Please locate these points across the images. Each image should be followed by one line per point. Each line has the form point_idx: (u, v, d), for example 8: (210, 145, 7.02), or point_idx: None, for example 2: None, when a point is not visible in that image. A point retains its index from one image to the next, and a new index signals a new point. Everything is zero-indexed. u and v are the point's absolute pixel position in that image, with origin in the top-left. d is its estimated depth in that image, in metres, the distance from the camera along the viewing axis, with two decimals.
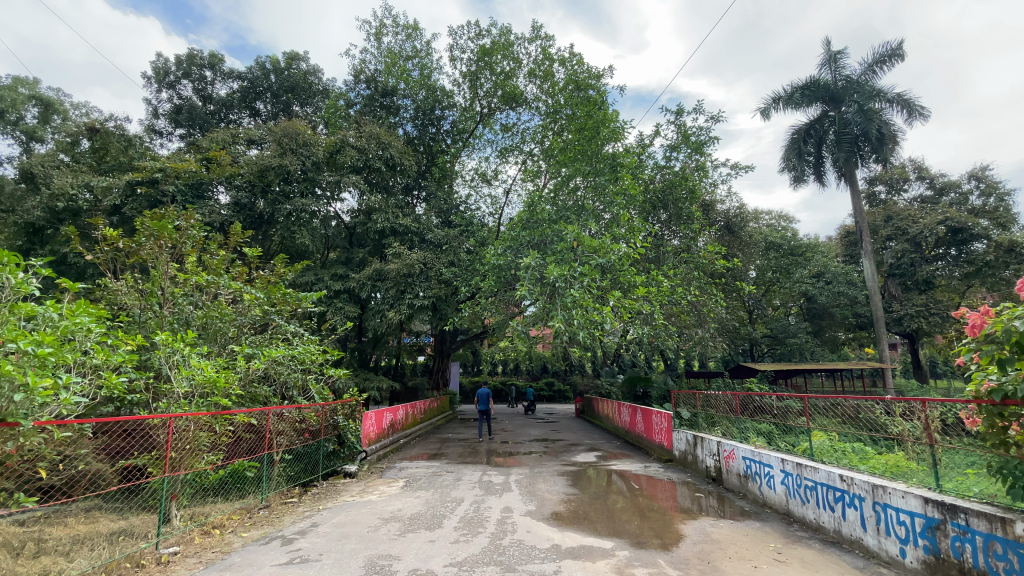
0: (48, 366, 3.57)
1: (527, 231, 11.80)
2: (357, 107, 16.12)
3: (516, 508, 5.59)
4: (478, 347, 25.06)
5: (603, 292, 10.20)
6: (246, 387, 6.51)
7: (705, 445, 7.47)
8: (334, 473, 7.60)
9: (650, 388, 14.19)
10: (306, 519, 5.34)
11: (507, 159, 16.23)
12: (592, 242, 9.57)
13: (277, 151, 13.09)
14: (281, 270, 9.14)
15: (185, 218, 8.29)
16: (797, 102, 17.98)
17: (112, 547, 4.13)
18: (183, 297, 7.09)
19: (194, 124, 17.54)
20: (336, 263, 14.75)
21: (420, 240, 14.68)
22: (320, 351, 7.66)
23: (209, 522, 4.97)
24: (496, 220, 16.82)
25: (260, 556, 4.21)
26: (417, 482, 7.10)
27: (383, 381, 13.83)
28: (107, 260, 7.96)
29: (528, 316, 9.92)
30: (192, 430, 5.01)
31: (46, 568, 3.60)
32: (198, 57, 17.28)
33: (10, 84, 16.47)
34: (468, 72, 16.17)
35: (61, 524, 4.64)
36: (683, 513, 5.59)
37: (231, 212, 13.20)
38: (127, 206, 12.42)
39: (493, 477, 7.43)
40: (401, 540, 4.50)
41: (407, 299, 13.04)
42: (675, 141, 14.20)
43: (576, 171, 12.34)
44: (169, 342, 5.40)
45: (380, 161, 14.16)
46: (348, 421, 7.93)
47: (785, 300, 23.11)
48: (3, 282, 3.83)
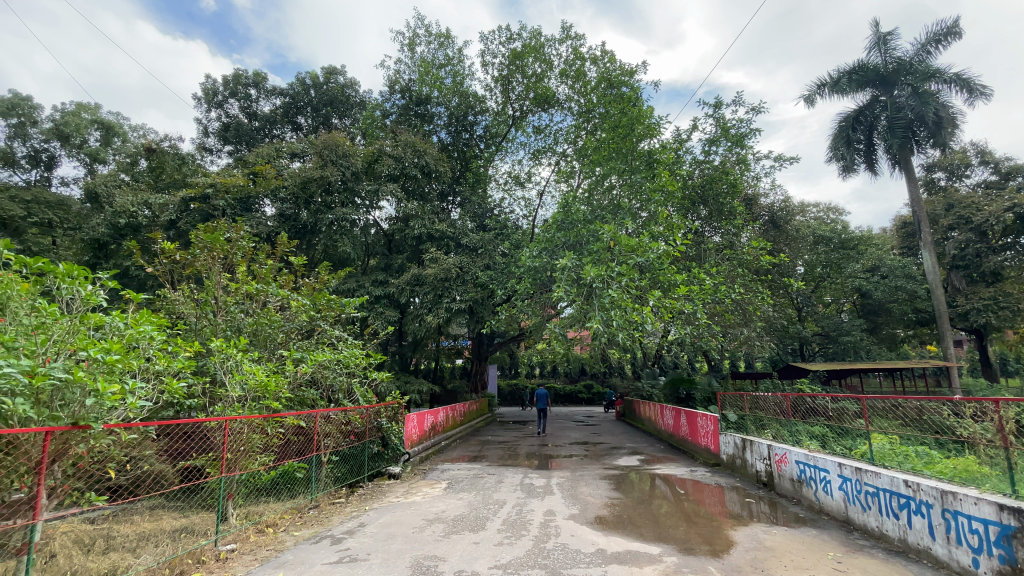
0: (116, 372, 3.78)
1: (562, 232, 11.73)
2: (392, 117, 16.53)
3: (559, 512, 5.54)
4: (515, 351, 25.09)
5: (642, 292, 9.99)
6: (294, 391, 6.75)
7: (755, 448, 7.17)
8: (379, 474, 7.79)
9: (693, 390, 13.83)
10: (353, 519, 5.47)
11: (540, 160, 16.26)
12: (630, 241, 9.37)
13: (318, 163, 13.58)
14: (324, 277, 9.42)
15: (235, 230, 8.68)
16: (844, 87, 17.08)
17: (174, 544, 4.36)
18: (235, 305, 7.43)
19: (241, 141, 18.45)
20: (376, 270, 15.12)
21: (456, 245, 14.86)
22: (363, 355, 7.84)
23: (263, 521, 5.19)
24: (530, 222, 16.84)
25: (311, 554, 4.34)
26: (458, 484, 7.16)
27: (423, 385, 14.05)
28: (164, 272, 8.41)
29: (565, 318, 9.81)
30: (245, 432, 5.21)
31: (115, 564, 3.83)
32: (243, 77, 18.17)
33: (74, 111, 17.74)
34: (499, 76, 16.24)
35: (128, 521, 4.92)
36: (733, 519, 5.39)
37: (277, 223, 13.68)
38: (182, 221, 13.15)
39: (534, 480, 7.40)
40: (445, 541, 4.53)
41: (444, 304, 13.15)
42: (713, 135, 13.81)
43: (610, 170, 12.18)
44: (223, 349, 5.64)
45: (416, 169, 14.43)
46: (391, 424, 8.08)
47: (837, 296, 22.02)
48: (74, 294, 4.12)
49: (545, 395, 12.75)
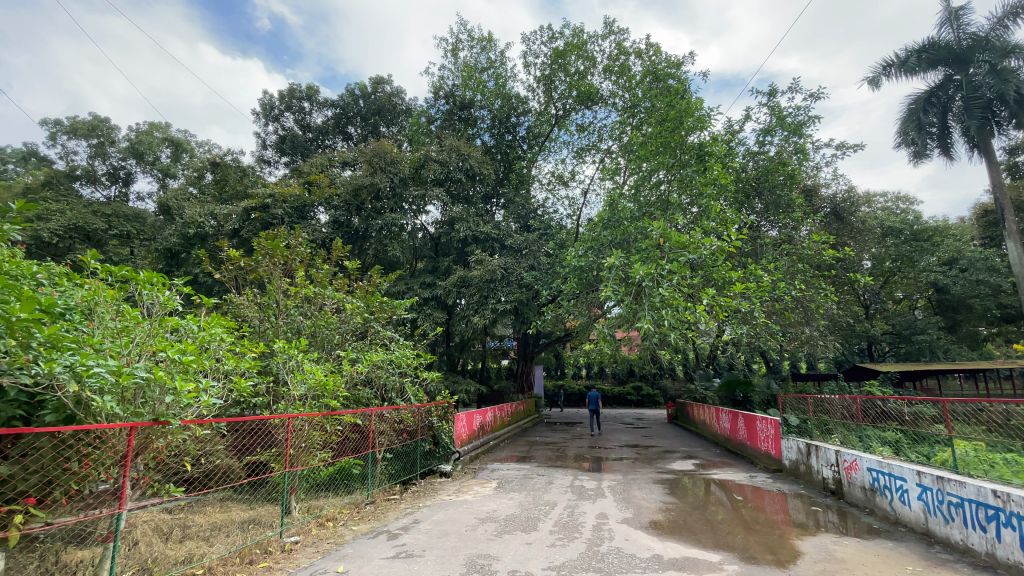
0: (191, 372, 4.04)
1: (608, 230, 11.58)
2: (437, 123, 16.86)
3: (611, 515, 5.44)
4: (561, 351, 24.91)
5: (694, 290, 9.69)
6: (350, 390, 7.00)
7: (821, 454, 6.77)
8: (431, 472, 7.93)
9: (750, 392, 13.26)
10: (408, 516, 5.60)
11: (584, 159, 16.13)
12: (682, 238, 9.09)
13: (368, 170, 14.09)
14: (376, 280, 9.70)
15: (294, 237, 9.13)
16: (914, 67, 15.68)
17: (244, 534, 4.62)
18: (295, 308, 7.78)
19: (296, 152, 19.34)
20: (424, 272, 15.45)
21: (500, 247, 14.91)
22: (415, 356, 8.02)
23: (323, 515, 5.39)
24: (575, 222, 16.74)
25: (369, 549, 4.47)
26: (509, 484, 7.18)
27: (470, 385, 14.24)
28: (231, 278, 8.93)
29: (614, 318, 9.63)
30: (306, 429, 5.44)
31: (191, 552, 4.10)
32: (298, 91, 19.08)
33: (148, 130, 19.19)
34: (542, 76, 16.20)
35: (201, 512, 5.25)
36: (797, 528, 5.10)
37: (331, 230, 14.20)
38: (244, 230, 13.92)
39: (585, 482, 7.32)
40: (498, 541, 4.55)
41: (491, 304, 13.24)
42: (768, 125, 13.22)
43: (658, 166, 11.90)
44: (286, 350, 5.93)
45: (461, 172, 14.66)
46: (442, 422, 8.23)
47: (908, 292, 20.48)
48: (154, 299, 4.46)
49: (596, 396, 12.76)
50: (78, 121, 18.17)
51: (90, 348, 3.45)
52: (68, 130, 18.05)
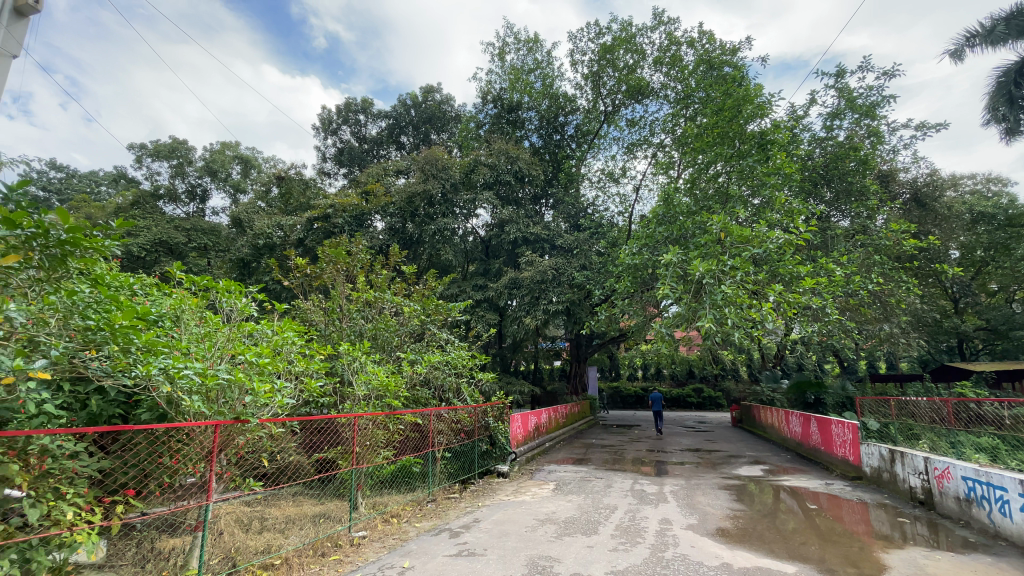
0: (266, 373, 4.29)
1: (663, 226, 11.26)
2: (485, 127, 17.07)
3: (675, 521, 5.28)
4: (615, 351, 24.50)
5: (759, 286, 9.23)
6: (410, 390, 7.23)
7: (907, 461, 6.24)
8: (488, 472, 8.02)
9: (822, 395, 12.45)
10: (468, 514, 5.69)
11: (635, 154, 15.79)
12: (745, 232, 8.70)
13: (421, 177, 14.50)
14: (432, 284, 9.94)
15: (355, 244, 9.54)
16: (1001, 37, 14.09)
17: (316, 528, 4.87)
18: (357, 312, 8.13)
19: (354, 163, 20.18)
20: (476, 275, 15.68)
21: (551, 247, 14.85)
22: (470, 356, 8.15)
23: (388, 511, 5.59)
24: (627, 219, 16.42)
25: (432, 546, 4.58)
26: (567, 486, 7.13)
27: (525, 385, 14.29)
28: (298, 285, 9.45)
29: (673, 317, 9.32)
30: (370, 428, 5.67)
31: (270, 542, 4.37)
32: (353, 105, 19.96)
33: (220, 149, 20.67)
34: (590, 73, 16.02)
35: (276, 505, 5.57)
36: (881, 540, 4.73)
37: (387, 237, 14.55)
38: (308, 239, 14.70)
39: (646, 486, 7.15)
40: (559, 543, 4.53)
41: (543, 305, 13.18)
42: (835, 108, 12.42)
43: (716, 157, 11.41)
44: (350, 352, 6.21)
45: (510, 175, 14.76)
46: (498, 423, 8.29)
47: (1005, 283, 18.50)
48: (233, 306, 4.80)
49: (658, 398, 13.23)
50: (160, 144, 19.84)
51: (179, 352, 3.75)
52: (152, 152, 19.76)
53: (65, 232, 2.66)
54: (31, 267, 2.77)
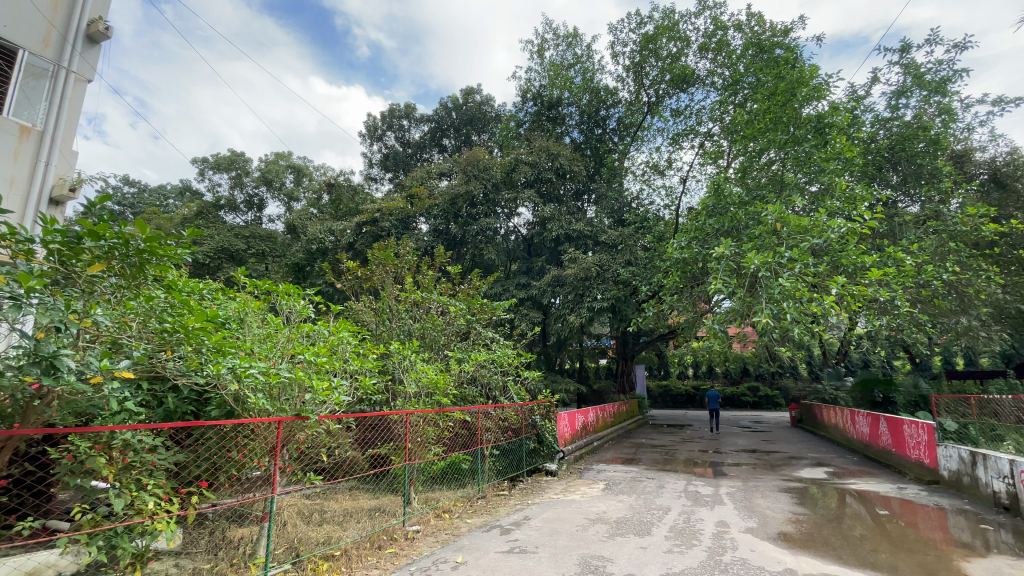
0: (323, 372, 4.47)
1: (713, 218, 10.89)
2: (526, 125, 17.05)
3: (733, 524, 5.09)
4: (663, 349, 23.93)
5: (819, 278, 8.74)
6: (458, 388, 7.34)
7: (990, 464, 5.74)
8: (537, 470, 8.02)
9: (892, 393, 11.66)
10: (519, 512, 5.71)
11: (681, 144, 15.33)
12: (804, 221, 8.27)
13: (463, 179, 14.69)
14: (476, 283, 10.04)
15: (403, 246, 9.78)
16: None
17: (372, 521, 5.03)
18: (406, 312, 8.33)
19: (398, 167, 20.70)
20: (519, 273, 15.72)
21: (595, 243, 14.64)
22: (516, 355, 8.17)
23: (440, 506, 5.70)
24: (673, 212, 15.99)
25: (484, 542, 4.63)
26: (618, 486, 7.03)
27: (570, 384, 14.20)
28: (350, 288, 9.79)
29: (725, 313, 8.97)
30: (421, 424, 5.83)
31: (330, 534, 4.56)
32: (397, 111, 20.51)
33: (274, 159, 21.73)
34: (631, 65, 15.70)
35: (334, 498, 5.80)
36: (962, 548, 4.38)
37: (432, 238, 14.86)
38: (357, 243, 15.22)
39: (700, 487, 6.94)
40: (611, 543, 4.47)
41: (587, 303, 13.01)
42: (900, 86, 11.59)
43: (768, 144, 10.88)
44: (400, 350, 6.38)
45: (552, 172, 14.69)
46: (545, 421, 8.26)
47: None
48: (293, 308, 5.04)
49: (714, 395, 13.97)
50: (220, 157, 21.08)
51: (246, 352, 3.97)
52: (213, 165, 21.03)
53: (142, 241, 2.85)
54: (114, 274, 3.00)
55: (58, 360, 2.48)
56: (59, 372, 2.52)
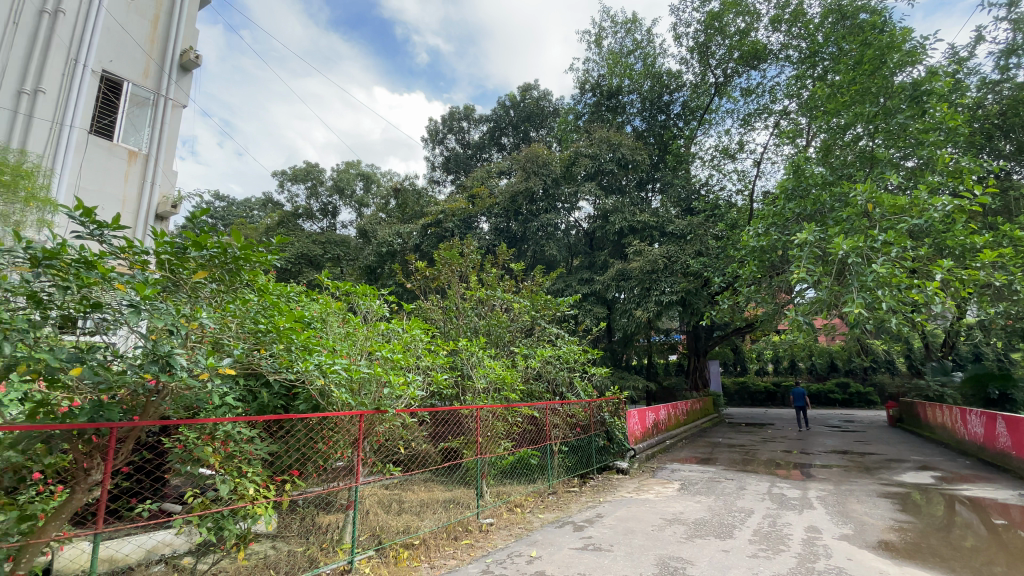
0: (399, 367, 4.67)
1: (793, 202, 10.15)
2: (585, 117, 16.74)
3: (825, 530, 4.74)
4: (738, 343, 22.74)
5: (919, 263, 7.90)
6: (526, 385, 7.39)
7: None
8: (607, 468, 7.90)
9: (1011, 390, 10.36)
10: (591, 509, 5.65)
11: (752, 125, 14.46)
12: (900, 200, 7.50)
13: (523, 175, 14.75)
14: (540, 279, 10.02)
15: (467, 245, 9.99)
16: None
17: (447, 512, 5.19)
18: (471, 310, 8.47)
19: (460, 168, 21.14)
20: (582, 268, 15.52)
21: (661, 234, 14.16)
22: (582, 351, 8.08)
23: (512, 500, 5.77)
24: (746, 198, 15.12)
25: (558, 537, 4.63)
26: (694, 486, 6.77)
27: (639, 380, 13.86)
28: (419, 287, 10.14)
29: (809, 303, 8.33)
30: (491, 419, 5.97)
31: (408, 523, 4.75)
32: (457, 113, 20.99)
33: (345, 168, 22.92)
34: (695, 45, 15.01)
35: (410, 489, 6.04)
36: None
37: (493, 236, 15.09)
38: (423, 244, 15.75)
39: (785, 489, 6.52)
40: (690, 545, 4.30)
41: (654, 297, 12.62)
42: (1015, 42, 10.20)
43: (854, 118, 9.99)
44: (468, 347, 6.53)
45: (613, 163, 14.33)
46: (614, 419, 8.09)
47: None
48: (370, 308, 5.31)
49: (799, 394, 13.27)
50: (297, 169, 22.55)
51: (329, 349, 4.23)
52: (291, 177, 22.55)
53: (238, 249, 3.11)
54: (214, 281, 3.27)
55: (172, 359, 2.77)
56: (173, 368, 2.81)
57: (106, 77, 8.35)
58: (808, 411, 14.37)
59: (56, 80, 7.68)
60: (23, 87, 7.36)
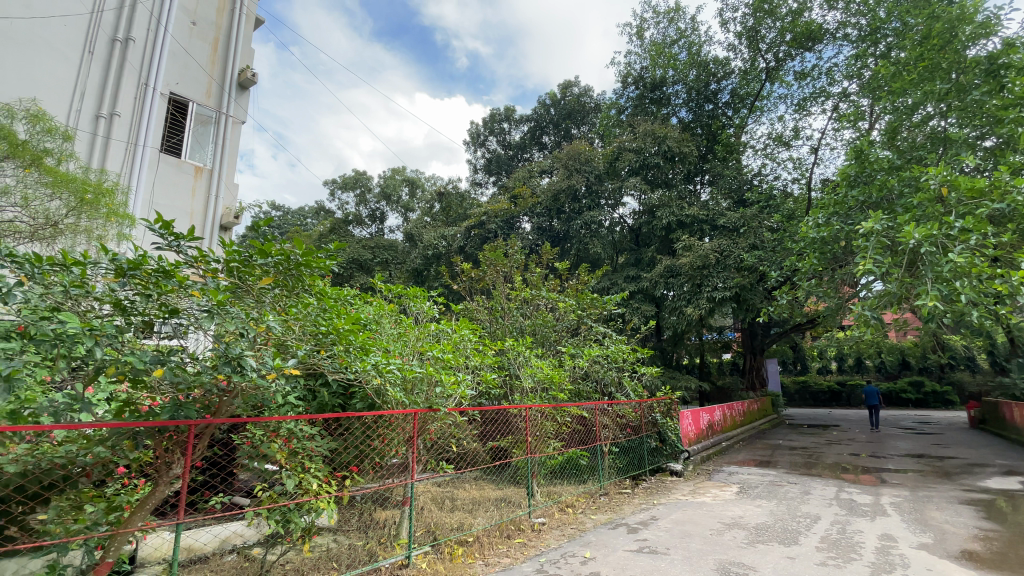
0: (449, 366, 4.77)
1: (856, 189, 9.54)
2: (627, 111, 16.40)
3: (901, 538, 4.42)
4: (798, 341, 21.64)
5: (1004, 249, 7.23)
6: (574, 385, 7.33)
7: None
8: (660, 470, 7.72)
9: None
10: (645, 511, 5.54)
11: (808, 110, 13.72)
12: (979, 183, 6.89)
13: (566, 173, 14.68)
14: (585, 278, 9.95)
15: (512, 246, 10.04)
16: None
17: (499, 511, 5.24)
18: (517, 310, 8.50)
19: (501, 169, 21.25)
20: (628, 265, 15.24)
21: (711, 228, 13.71)
22: (631, 350, 7.91)
23: (563, 501, 5.75)
24: (803, 187, 14.37)
25: (612, 539, 4.57)
26: (753, 490, 6.50)
27: (691, 380, 13.45)
28: (465, 288, 10.28)
29: (877, 298, 7.79)
30: (540, 419, 5.96)
31: (462, 521, 4.84)
32: (498, 114, 21.15)
33: (391, 175, 23.59)
34: (743, 30, 14.43)
35: (462, 487, 6.14)
36: None
37: (537, 236, 15.09)
38: (468, 246, 15.97)
39: (854, 495, 6.15)
40: (752, 550, 4.13)
41: (706, 293, 12.23)
42: None
43: (923, 97, 9.29)
44: (515, 347, 6.56)
45: (658, 156, 13.96)
46: (666, 419, 7.88)
47: None
48: (420, 309, 5.44)
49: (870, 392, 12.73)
50: (346, 178, 23.42)
51: (383, 349, 4.37)
52: (341, 185, 23.45)
53: (300, 255, 3.26)
54: (278, 286, 3.44)
55: (243, 360, 2.95)
56: (244, 369, 2.99)
57: (174, 98, 9.00)
58: (877, 412, 13.52)
59: (129, 103, 8.30)
60: (100, 111, 7.98)
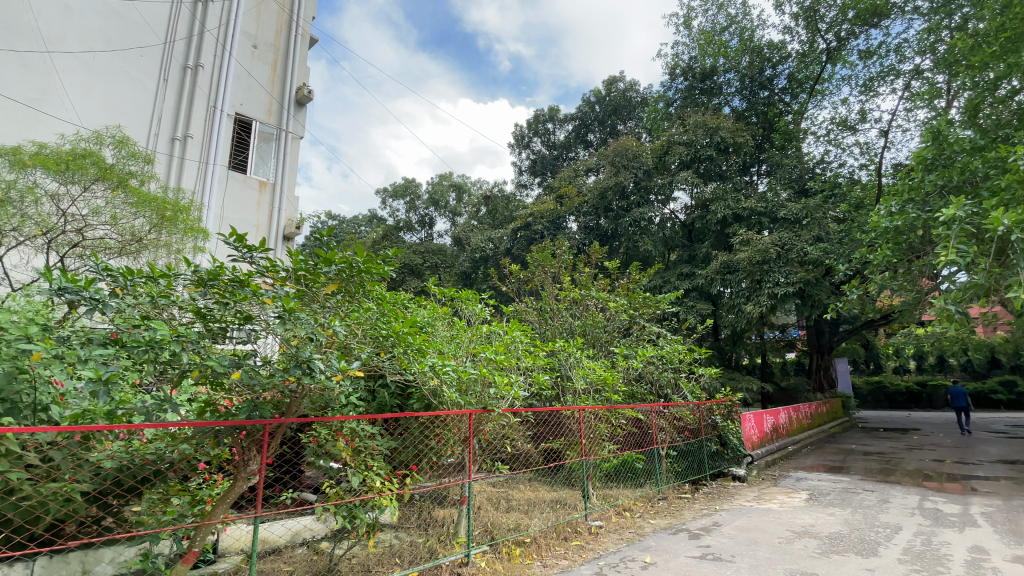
0: (501, 367, 4.83)
1: (934, 173, 8.81)
2: (676, 104, 15.92)
3: (996, 551, 4.04)
4: (869, 338, 20.21)
5: None
6: (627, 386, 7.19)
7: None
8: (722, 475, 7.44)
9: None
10: (707, 517, 5.36)
11: (875, 90, 12.82)
12: None
13: (613, 171, 14.46)
14: (636, 276, 9.76)
15: (560, 246, 10.00)
16: None
17: (555, 513, 5.23)
18: (567, 311, 8.45)
19: (546, 170, 21.22)
20: (681, 262, 14.80)
21: (770, 221, 13.08)
22: (687, 350, 7.67)
23: (620, 504, 5.67)
24: (872, 173, 13.44)
25: (672, 544, 4.45)
26: (824, 497, 6.14)
27: (751, 381, 12.87)
28: (515, 290, 10.35)
29: (961, 290, 7.14)
30: (593, 420, 5.89)
31: (518, 521, 4.86)
32: (542, 115, 21.17)
33: (439, 181, 24.13)
34: (800, 11, 13.71)
35: (518, 488, 6.16)
36: None
37: (584, 235, 14.95)
38: (515, 247, 16.05)
39: (940, 504, 5.67)
40: (825, 560, 3.90)
41: (766, 289, 11.69)
42: None
43: (1010, 67, 8.47)
44: (566, 348, 6.52)
45: (710, 149, 13.50)
46: (727, 422, 7.58)
47: None
48: (471, 311, 5.52)
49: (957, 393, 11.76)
50: (397, 186, 24.18)
51: (438, 350, 4.49)
52: (392, 194, 24.22)
53: (361, 262, 3.38)
54: (341, 292, 3.59)
55: (311, 363, 3.12)
56: (313, 371, 3.16)
57: (239, 118, 9.61)
58: (965, 414, 12.46)
59: (200, 125, 8.94)
60: (175, 134, 8.63)
